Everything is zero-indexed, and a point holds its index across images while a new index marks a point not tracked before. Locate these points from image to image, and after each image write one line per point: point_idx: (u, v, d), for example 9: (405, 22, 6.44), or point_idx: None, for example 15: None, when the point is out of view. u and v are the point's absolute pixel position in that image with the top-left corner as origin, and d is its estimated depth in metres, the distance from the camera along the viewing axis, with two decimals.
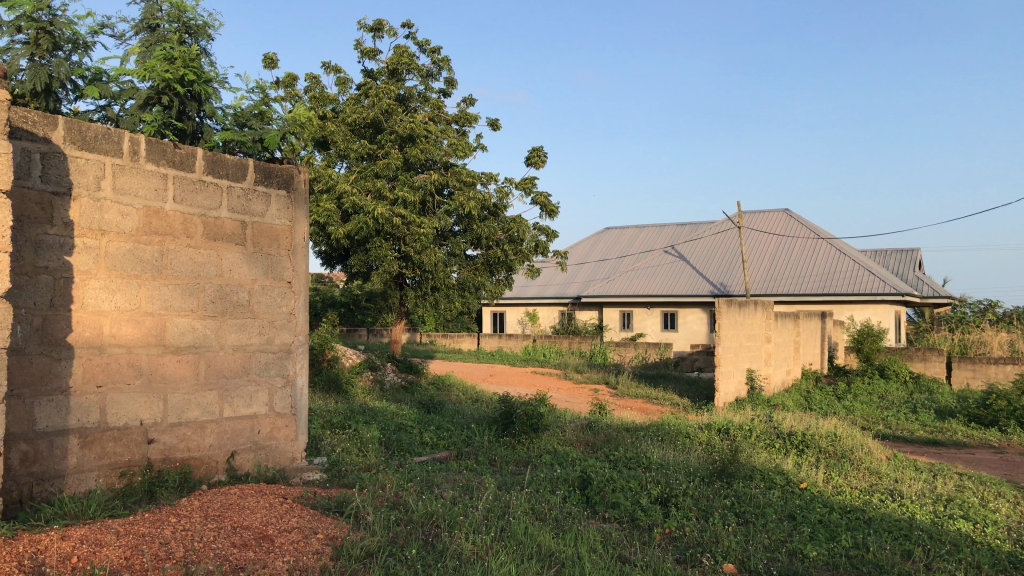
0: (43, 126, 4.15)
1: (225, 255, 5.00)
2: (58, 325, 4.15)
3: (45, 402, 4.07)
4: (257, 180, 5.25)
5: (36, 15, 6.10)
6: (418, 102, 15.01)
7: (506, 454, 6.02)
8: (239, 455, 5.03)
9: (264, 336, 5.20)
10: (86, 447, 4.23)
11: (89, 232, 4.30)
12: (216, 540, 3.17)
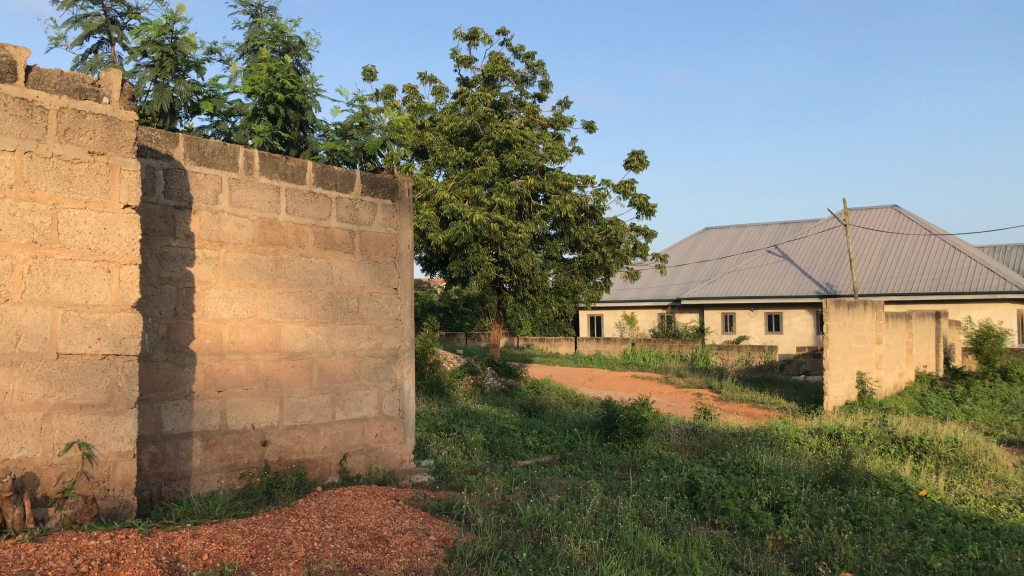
0: (166, 144, 4.36)
1: (334, 263, 5.15)
2: (182, 333, 4.35)
3: (171, 407, 4.28)
4: (364, 190, 5.39)
5: (160, 39, 6.56)
6: (514, 108, 15.10)
7: (610, 459, 5.99)
8: (351, 457, 5.17)
9: (373, 341, 5.33)
10: (208, 449, 4.42)
11: (209, 243, 4.50)
12: (334, 540, 3.27)
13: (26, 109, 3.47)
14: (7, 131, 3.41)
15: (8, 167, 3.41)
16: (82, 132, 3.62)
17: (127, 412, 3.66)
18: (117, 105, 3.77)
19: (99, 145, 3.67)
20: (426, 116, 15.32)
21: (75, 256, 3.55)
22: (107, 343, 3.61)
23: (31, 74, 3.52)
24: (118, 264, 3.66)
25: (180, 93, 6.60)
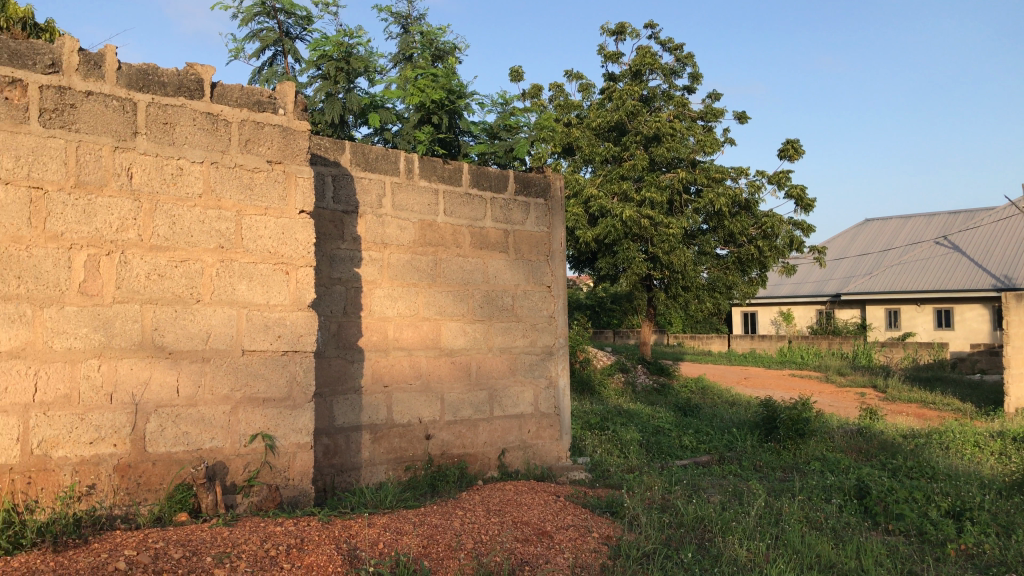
0: (334, 151, 4.57)
1: (490, 262, 5.25)
2: (351, 331, 4.56)
3: (342, 401, 4.49)
4: (517, 190, 5.47)
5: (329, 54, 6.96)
6: (663, 101, 14.90)
7: (772, 460, 5.81)
8: (509, 452, 5.26)
9: (528, 338, 5.40)
10: (376, 441, 4.61)
11: (374, 245, 4.69)
12: (501, 534, 3.33)
13: (212, 122, 3.73)
14: (196, 144, 3.68)
15: (198, 177, 3.67)
16: (261, 143, 3.86)
17: (305, 405, 3.88)
18: (292, 116, 3.99)
19: (276, 155, 3.91)
20: (573, 114, 15.37)
21: (257, 259, 3.79)
22: (286, 341, 3.84)
23: (216, 90, 3.77)
24: (295, 266, 3.90)
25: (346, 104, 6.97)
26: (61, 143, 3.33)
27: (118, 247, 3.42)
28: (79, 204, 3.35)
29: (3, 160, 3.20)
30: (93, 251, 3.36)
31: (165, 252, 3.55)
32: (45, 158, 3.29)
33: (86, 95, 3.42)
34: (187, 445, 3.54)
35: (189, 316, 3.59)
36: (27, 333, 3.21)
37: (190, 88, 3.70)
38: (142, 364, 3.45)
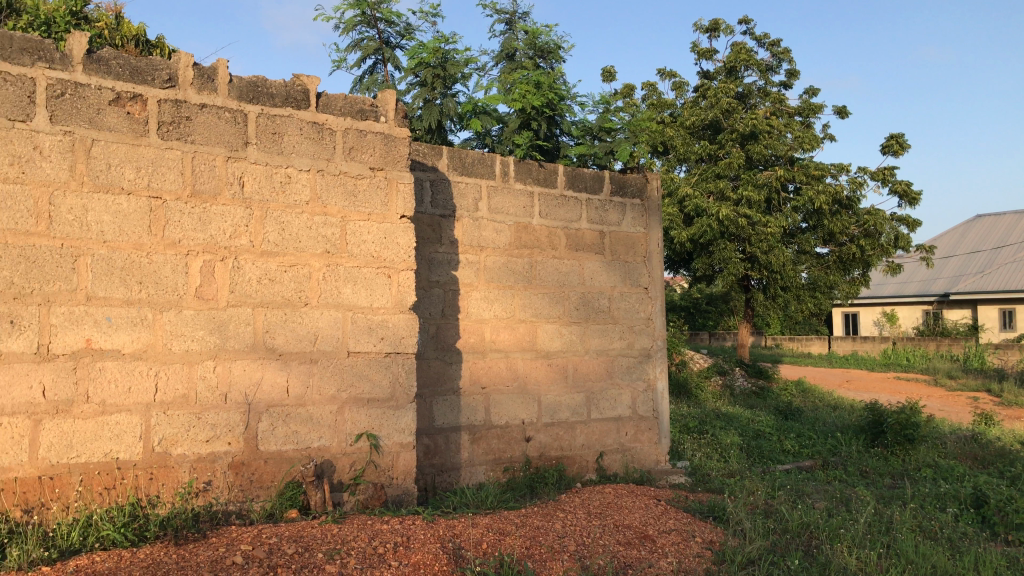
0: (431, 156, 4.65)
1: (586, 264, 5.24)
2: (449, 333, 4.62)
3: (441, 402, 4.56)
4: (613, 191, 5.44)
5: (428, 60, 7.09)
6: (758, 97, 14.60)
7: (880, 466, 5.62)
8: (607, 455, 5.23)
9: (625, 340, 5.36)
10: (475, 442, 4.66)
11: (471, 248, 4.75)
12: (603, 536, 3.33)
13: (317, 131, 3.84)
14: (303, 152, 3.80)
15: (304, 185, 3.79)
16: (364, 150, 3.96)
17: (407, 406, 3.96)
18: (392, 123, 4.07)
19: (378, 161, 4.00)
20: (666, 112, 15.20)
21: (360, 263, 3.89)
22: (389, 343, 3.93)
23: (321, 100, 3.88)
24: (397, 269, 3.98)
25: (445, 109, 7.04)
26: (178, 154, 3.49)
27: (231, 253, 3.57)
28: (195, 213, 3.51)
29: (126, 172, 3.38)
30: (208, 257, 3.52)
31: (275, 258, 3.68)
32: (164, 169, 3.46)
33: (201, 108, 3.57)
34: (296, 444, 3.66)
35: (298, 319, 3.70)
36: (148, 336, 3.37)
37: (297, 98, 3.82)
38: (255, 365, 3.59)
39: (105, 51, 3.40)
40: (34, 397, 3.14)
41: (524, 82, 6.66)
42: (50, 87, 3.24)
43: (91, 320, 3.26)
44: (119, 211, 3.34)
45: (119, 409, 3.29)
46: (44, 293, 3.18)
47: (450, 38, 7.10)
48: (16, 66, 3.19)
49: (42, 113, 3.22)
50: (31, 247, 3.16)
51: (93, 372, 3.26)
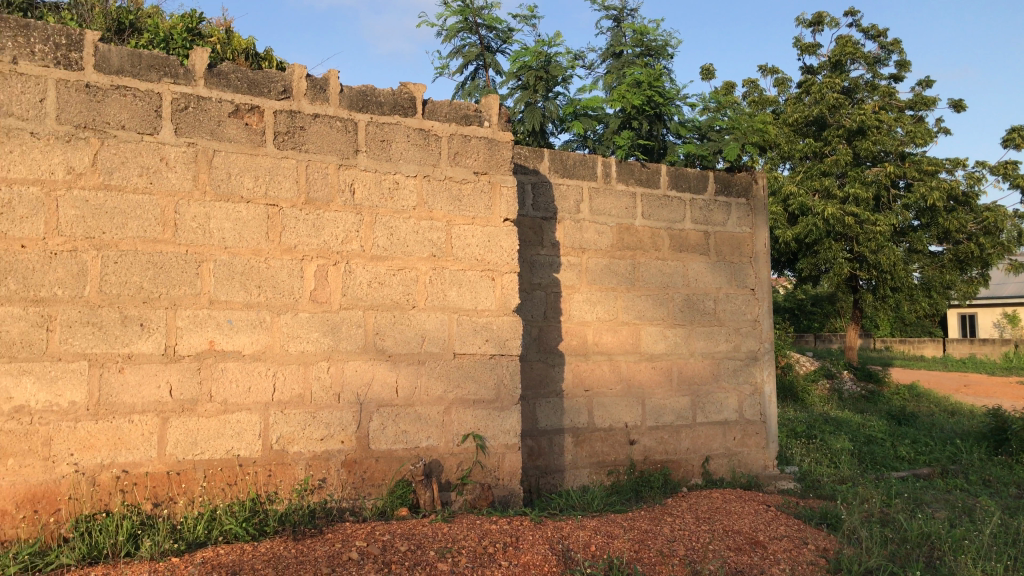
0: (533, 159, 4.67)
1: (690, 265, 5.17)
2: (552, 335, 4.64)
3: (544, 404, 4.58)
4: (717, 190, 5.36)
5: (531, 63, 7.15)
6: (866, 91, 14.12)
7: (1004, 475, 5.35)
8: (713, 459, 5.15)
9: (730, 342, 5.27)
10: (579, 445, 4.66)
11: (573, 250, 4.76)
12: (713, 542, 3.28)
13: (424, 138, 3.92)
14: (410, 158, 3.88)
15: (412, 190, 3.87)
16: (469, 154, 4.02)
17: (512, 407, 3.99)
18: (496, 128, 4.12)
19: (482, 165, 4.05)
20: (769, 109, 14.85)
21: (466, 266, 3.95)
22: (494, 344, 3.97)
23: (427, 106, 3.95)
24: (501, 272, 4.03)
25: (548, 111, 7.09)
26: (293, 163, 3.63)
27: (343, 257, 3.68)
28: (309, 219, 3.63)
29: (245, 181, 3.53)
30: (322, 262, 3.64)
31: (385, 262, 3.77)
32: (280, 177, 3.60)
33: (314, 118, 3.70)
34: (406, 443, 3.74)
35: (406, 321, 3.79)
36: (266, 338, 3.51)
37: (404, 105, 3.90)
38: (366, 365, 3.68)
39: (224, 65, 3.55)
40: (162, 396, 3.30)
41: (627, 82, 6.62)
42: (175, 101, 3.42)
43: (214, 322, 3.42)
44: (239, 219, 3.50)
45: (240, 408, 3.44)
46: (171, 297, 3.35)
47: (553, 40, 7.11)
48: (145, 82, 3.37)
49: (168, 126, 3.40)
50: (159, 253, 3.33)
51: (216, 372, 3.41)
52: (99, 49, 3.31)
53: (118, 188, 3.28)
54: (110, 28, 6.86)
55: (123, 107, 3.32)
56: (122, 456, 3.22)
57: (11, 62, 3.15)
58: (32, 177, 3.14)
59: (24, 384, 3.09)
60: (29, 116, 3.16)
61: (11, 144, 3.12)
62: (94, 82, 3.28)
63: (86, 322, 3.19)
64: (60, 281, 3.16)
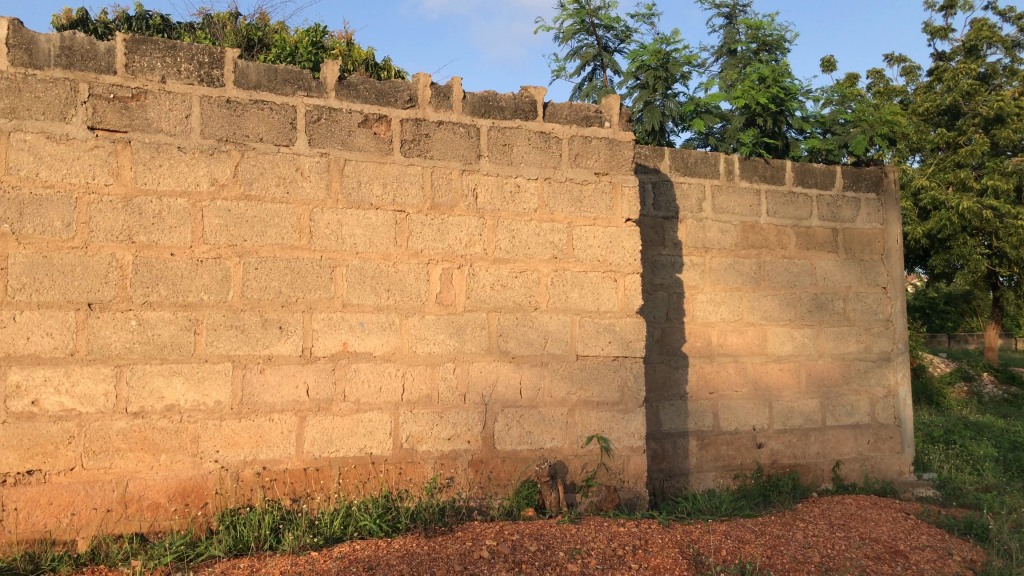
0: (653, 158, 4.63)
1: (818, 263, 5.01)
2: (674, 336, 4.59)
3: (668, 406, 4.53)
4: (846, 186, 5.17)
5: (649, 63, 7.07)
6: (1004, 77, 13.47)
7: None
8: (845, 464, 4.97)
9: (862, 343, 5.07)
10: (704, 448, 4.59)
11: (695, 250, 4.69)
12: (849, 549, 3.18)
13: (545, 141, 3.95)
14: (532, 162, 3.91)
15: (533, 193, 3.90)
16: (590, 156, 4.02)
17: (637, 410, 3.97)
18: (617, 127, 4.10)
19: (603, 166, 4.04)
20: (896, 99, 14.23)
21: (588, 268, 3.95)
22: (617, 346, 3.96)
23: (548, 109, 3.98)
24: (623, 273, 4.01)
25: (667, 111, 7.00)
26: (419, 169, 3.72)
27: (467, 260, 3.75)
28: (434, 224, 3.72)
29: (373, 188, 3.64)
30: (447, 265, 3.72)
31: (507, 264, 3.82)
32: (407, 184, 3.69)
33: (438, 125, 3.78)
34: (531, 444, 3.78)
35: (530, 323, 3.82)
36: (396, 339, 3.61)
37: (525, 109, 3.94)
38: (491, 366, 3.74)
39: (353, 76, 3.67)
40: (300, 396, 3.45)
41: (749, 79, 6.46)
42: (308, 113, 3.56)
43: (347, 325, 3.54)
44: (368, 225, 3.62)
45: (371, 407, 3.55)
46: (307, 301, 3.49)
47: (671, 38, 7.04)
48: (280, 96, 3.53)
49: (303, 138, 3.54)
50: (295, 260, 3.48)
51: (349, 373, 3.53)
52: (238, 66, 3.48)
53: (257, 198, 3.45)
54: (240, 45, 7.29)
55: (261, 120, 3.49)
56: (263, 453, 3.39)
57: (160, 82, 3.35)
58: (179, 189, 3.34)
59: (175, 384, 3.29)
60: (176, 132, 3.36)
61: (161, 158, 3.33)
62: (234, 97, 3.45)
63: (230, 325, 3.37)
64: (206, 286, 3.35)
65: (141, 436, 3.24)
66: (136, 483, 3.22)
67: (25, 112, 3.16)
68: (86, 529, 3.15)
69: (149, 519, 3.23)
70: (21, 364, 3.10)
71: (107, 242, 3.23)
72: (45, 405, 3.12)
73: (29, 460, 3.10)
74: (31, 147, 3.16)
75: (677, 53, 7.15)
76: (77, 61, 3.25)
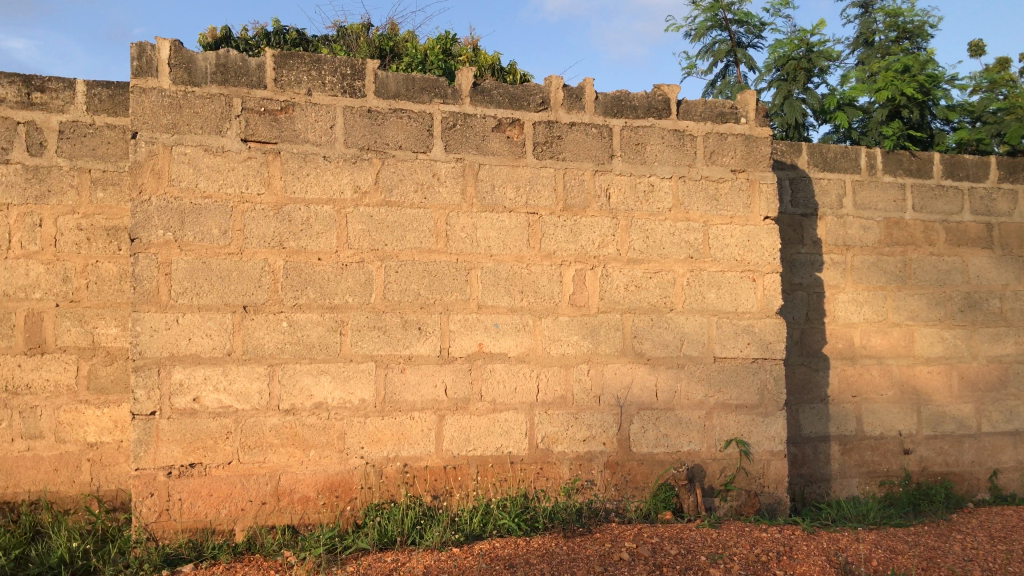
0: (790, 154, 4.50)
1: (970, 260, 4.74)
2: (814, 337, 4.45)
3: (808, 409, 4.40)
4: (1001, 177, 4.87)
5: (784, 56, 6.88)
6: None
7: None
8: (1004, 473, 4.68)
9: (1021, 344, 4.75)
10: (847, 453, 4.43)
11: (836, 248, 4.53)
12: (1012, 563, 3.00)
13: (679, 139, 3.90)
14: (665, 160, 3.87)
15: (668, 192, 3.86)
16: (725, 153, 3.94)
17: (777, 413, 3.87)
18: (753, 123, 4.00)
19: (739, 163, 3.96)
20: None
21: (725, 267, 3.88)
22: (756, 347, 3.87)
23: (682, 107, 3.92)
24: (762, 273, 3.92)
25: (805, 105, 6.79)
26: (552, 172, 3.75)
27: (600, 261, 3.75)
28: (568, 225, 3.74)
29: (508, 191, 3.69)
30: (581, 266, 3.73)
31: (641, 264, 3.79)
32: (540, 186, 3.73)
33: (571, 126, 3.79)
34: (667, 446, 3.75)
35: (665, 324, 3.78)
36: (530, 340, 3.65)
37: (658, 107, 3.89)
38: (626, 368, 3.73)
39: (487, 81, 3.73)
40: (438, 395, 3.54)
41: (892, 68, 6.18)
42: (445, 119, 3.65)
43: (483, 326, 3.61)
44: (503, 228, 3.67)
45: (508, 407, 3.60)
46: (444, 303, 3.58)
47: (808, 29, 6.82)
48: (418, 104, 3.63)
49: (439, 144, 3.63)
50: (434, 262, 3.58)
51: (485, 373, 3.59)
52: (378, 76, 3.60)
53: (397, 204, 3.57)
54: (373, 56, 7.56)
55: (400, 128, 3.60)
56: (405, 450, 3.50)
57: (306, 94, 3.51)
58: (325, 197, 3.49)
59: (323, 382, 3.44)
60: (321, 142, 3.51)
61: (308, 168, 3.49)
62: (375, 107, 3.57)
63: (372, 326, 3.50)
64: (351, 289, 3.49)
65: (292, 432, 3.40)
66: (287, 477, 3.38)
67: (185, 127, 3.37)
68: (242, 519, 3.34)
69: (300, 512, 3.39)
70: (184, 363, 3.31)
71: (260, 248, 3.41)
72: (206, 402, 3.32)
73: (192, 454, 3.31)
74: (190, 160, 3.37)
75: (815, 45, 6.92)
76: (230, 77, 3.44)
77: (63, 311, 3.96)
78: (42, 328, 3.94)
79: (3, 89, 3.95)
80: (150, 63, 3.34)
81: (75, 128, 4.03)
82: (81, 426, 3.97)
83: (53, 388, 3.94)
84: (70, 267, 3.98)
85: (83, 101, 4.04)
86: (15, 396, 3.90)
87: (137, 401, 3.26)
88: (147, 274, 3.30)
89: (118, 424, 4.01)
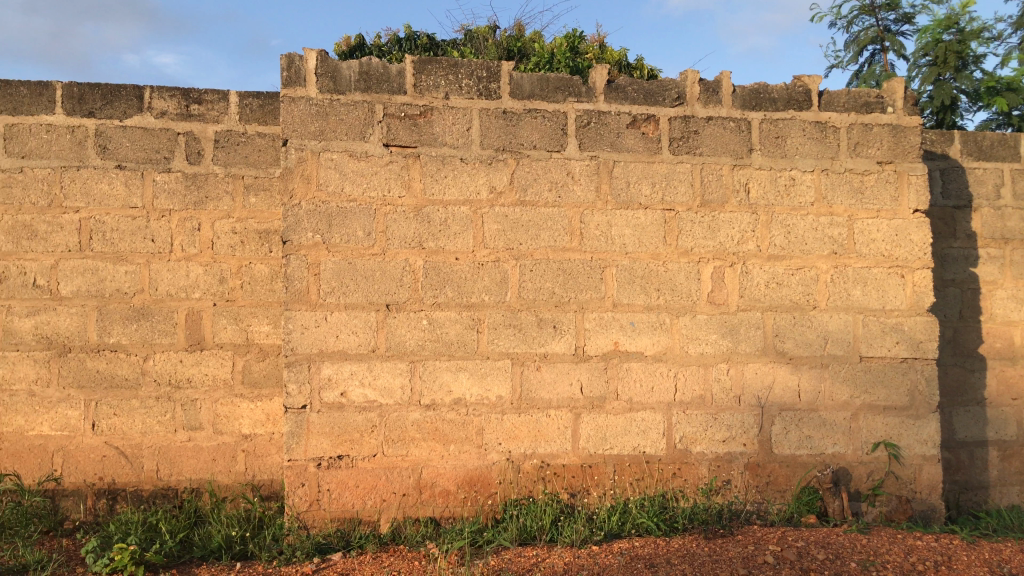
0: (942, 143, 4.27)
1: None
2: (969, 336, 4.22)
3: (962, 412, 4.18)
4: None
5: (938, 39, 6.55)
6: None
7: None
8: None
9: None
10: (1007, 460, 4.18)
11: (993, 242, 4.28)
12: None
13: (821, 131, 3.77)
14: (807, 153, 3.76)
15: (810, 186, 3.75)
16: (870, 144, 3.79)
17: (929, 416, 3.70)
18: (901, 112, 3.83)
19: (886, 154, 3.79)
20: None
21: (872, 263, 3.73)
22: (906, 347, 3.71)
23: (824, 98, 3.79)
24: (912, 269, 3.75)
25: (961, 89, 6.43)
26: (688, 167, 3.70)
27: (740, 258, 3.68)
28: (705, 221, 3.68)
29: (643, 188, 3.67)
30: (719, 263, 3.67)
31: (782, 261, 3.70)
32: (676, 182, 3.69)
33: (707, 120, 3.73)
34: (811, 449, 3.66)
35: (807, 322, 3.68)
36: (667, 339, 3.62)
37: (799, 99, 3.78)
38: (766, 368, 3.65)
39: (622, 78, 3.71)
40: (574, 393, 3.56)
41: None
42: (579, 118, 3.66)
43: (618, 324, 3.60)
44: (638, 225, 3.65)
45: (644, 407, 3.59)
46: (579, 301, 3.60)
47: (965, 9, 6.46)
48: (553, 103, 3.65)
49: (573, 142, 3.65)
50: (569, 261, 3.60)
51: (622, 372, 3.59)
52: (513, 77, 3.65)
53: (532, 204, 3.61)
54: (502, 57, 7.65)
55: (535, 128, 3.63)
56: (542, 447, 3.54)
57: (444, 98, 3.60)
58: (462, 198, 3.58)
59: (461, 379, 3.53)
60: (459, 144, 3.60)
61: (446, 170, 3.58)
62: (510, 108, 3.62)
63: (508, 324, 3.56)
64: (487, 288, 3.56)
65: (432, 427, 3.51)
66: (429, 471, 3.49)
67: (331, 134, 3.52)
68: (387, 511, 3.47)
69: (441, 505, 3.50)
70: (331, 359, 3.47)
71: (401, 249, 3.53)
72: (352, 396, 3.47)
73: (339, 446, 3.45)
74: (336, 165, 3.52)
75: (973, 26, 6.55)
76: (373, 84, 3.56)
77: (220, 309, 4.22)
78: (201, 326, 4.21)
79: (165, 102, 4.24)
80: (298, 74, 3.51)
81: (229, 138, 4.28)
82: (236, 418, 4.21)
83: (211, 382, 4.20)
84: (226, 268, 4.23)
85: (236, 111, 4.29)
86: (178, 390, 4.18)
87: (289, 395, 3.44)
88: (298, 275, 3.48)
89: (270, 417, 4.23)
